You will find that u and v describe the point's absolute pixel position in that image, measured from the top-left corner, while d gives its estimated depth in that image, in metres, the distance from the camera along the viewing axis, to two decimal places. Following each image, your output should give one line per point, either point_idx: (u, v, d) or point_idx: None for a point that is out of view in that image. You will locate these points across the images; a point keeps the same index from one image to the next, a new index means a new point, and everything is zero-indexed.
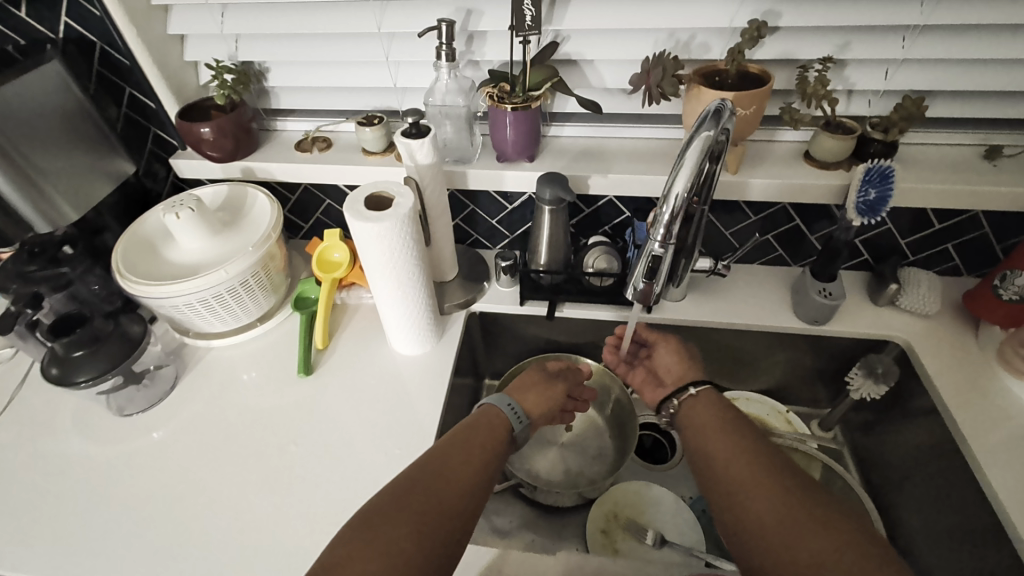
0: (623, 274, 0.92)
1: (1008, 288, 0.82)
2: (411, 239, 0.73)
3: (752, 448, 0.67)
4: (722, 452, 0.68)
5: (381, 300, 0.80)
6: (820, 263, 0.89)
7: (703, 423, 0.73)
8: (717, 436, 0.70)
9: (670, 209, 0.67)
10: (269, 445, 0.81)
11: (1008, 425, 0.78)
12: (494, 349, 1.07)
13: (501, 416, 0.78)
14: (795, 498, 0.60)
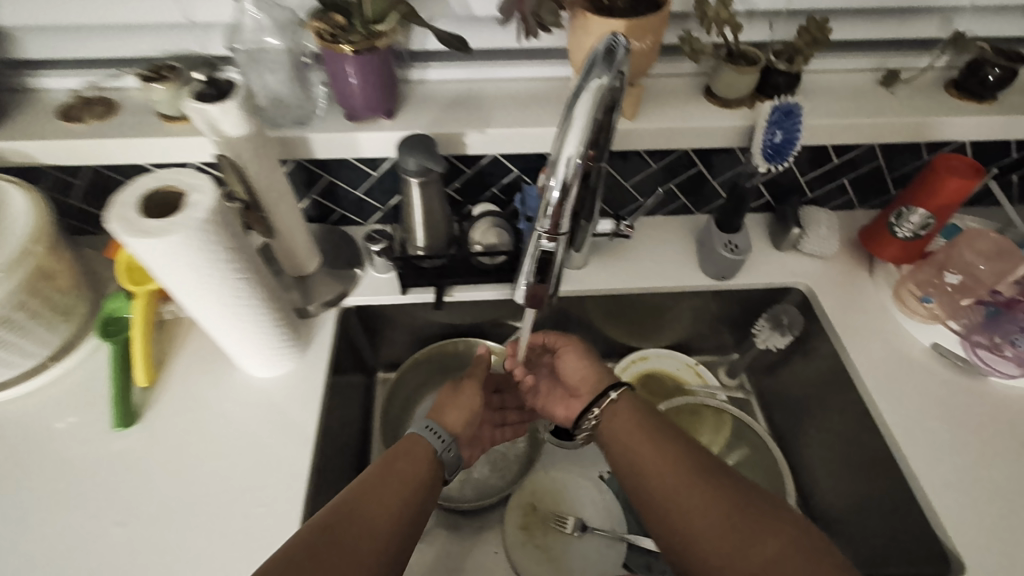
0: (517, 250, 0.78)
1: (904, 226, 0.80)
2: (222, 245, 0.53)
3: (693, 460, 0.62)
4: (659, 468, 0.62)
5: (207, 321, 0.61)
6: (725, 212, 0.82)
7: (630, 434, 0.66)
8: (649, 450, 0.64)
9: (562, 178, 0.48)
10: (80, 531, 0.61)
11: (902, 364, 0.77)
12: (380, 342, 0.92)
13: (422, 444, 0.65)
14: (750, 510, 0.57)
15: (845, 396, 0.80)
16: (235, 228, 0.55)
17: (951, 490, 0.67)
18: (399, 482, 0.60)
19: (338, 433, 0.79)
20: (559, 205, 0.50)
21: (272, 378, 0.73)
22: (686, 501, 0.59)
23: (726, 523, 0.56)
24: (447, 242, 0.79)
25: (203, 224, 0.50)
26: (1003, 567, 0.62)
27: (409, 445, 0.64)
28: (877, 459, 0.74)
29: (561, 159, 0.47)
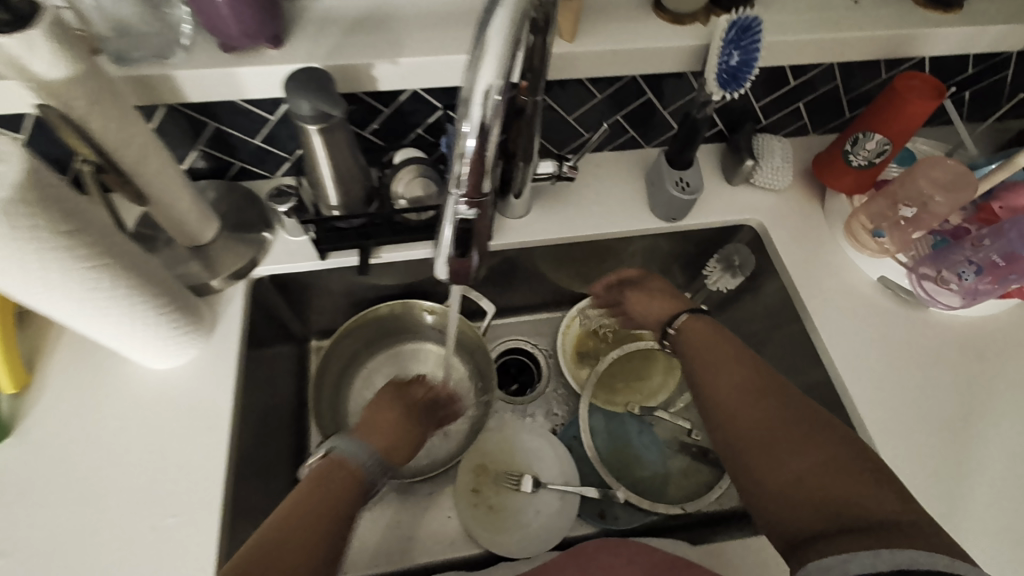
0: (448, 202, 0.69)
1: (858, 154, 0.76)
2: (42, 223, 0.42)
3: (763, 380, 0.63)
4: (730, 380, 0.64)
5: (68, 316, 0.50)
6: (678, 148, 0.75)
7: (710, 349, 0.68)
8: (725, 363, 0.65)
9: (477, 120, 0.36)
10: None
11: (850, 299, 0.76)
12: (306, 310, 0.82)
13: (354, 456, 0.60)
14: (808, 425, 0.58)
15: (793, 334, 0.78)
16: (62, 201, 0.43)
17: (889, 422, 0.68)
18: (331, 497, 0.55)
19: (264, 416, 0.72)
20: (479, 156, 0.38)
21: (177, 370, 0.63)
22: (751, 411, 0.61)
23: (781, 433, 0.58)
24: (366, 197, 0.69)
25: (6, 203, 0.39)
26: (930, 490, 0.65)
27: (331, 462, 0.59)
28: (819, 394, 0.75)
29: (474, 91, 0.35)
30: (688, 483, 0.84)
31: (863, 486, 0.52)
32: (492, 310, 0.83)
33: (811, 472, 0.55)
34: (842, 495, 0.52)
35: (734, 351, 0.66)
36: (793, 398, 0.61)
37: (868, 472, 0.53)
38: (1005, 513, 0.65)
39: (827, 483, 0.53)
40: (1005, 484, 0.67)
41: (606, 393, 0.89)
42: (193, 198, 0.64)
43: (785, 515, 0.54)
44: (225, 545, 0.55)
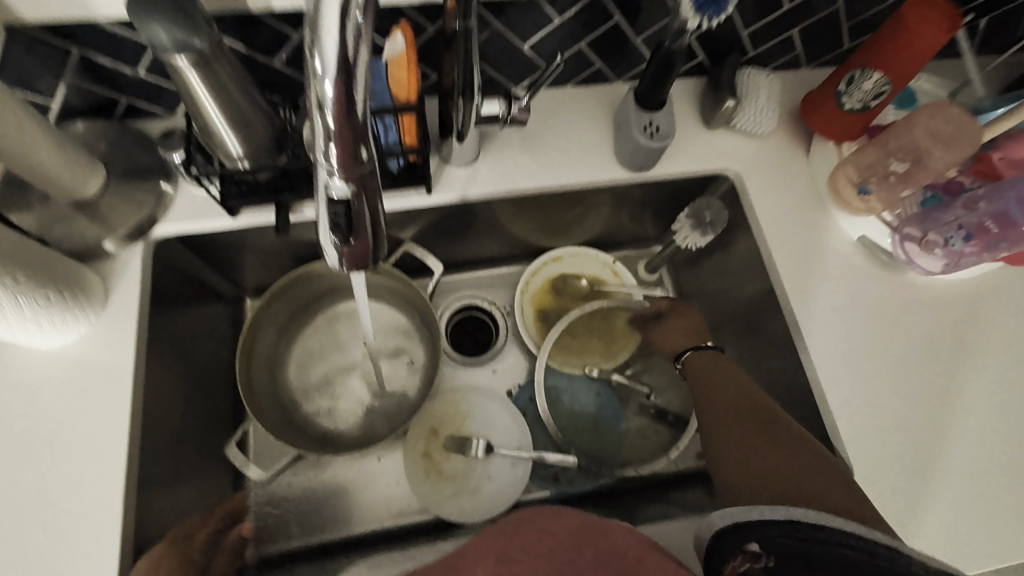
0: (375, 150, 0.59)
1: (853, 96, 0.65)
2: None
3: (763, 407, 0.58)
4: (715, 391, 0.62)
5: None
6: (647, 87, 0.64)
7: (712, 367, 0.66)
8: (718, 378, 0.64)
9: (336, 54, 0.27)
10: None
11: (827, 261, 0.70)
12: (229, 271, 0.74)
13: None
14: (772, 422, 0.56)
15: (762, 298, 0.73)
16: None
17: (851, 395, 0.64)
18: None
19: (186, 389, 0.66)
20: (345, 100, 0.29)
21: (67, 349, 0.56)
22: (723, 414, 0.59)
23: (744, 431, 0.56)
24: (278, 146, 0.59)
25: None
26: (890, 468, 0.62)
27: None
28: (782, 362, 0.70)
29: (325, 7, 0.26)
30: (645, 445, 0.81)
31: (821, 476, 0.49)
32: (441, 269, 0.75)
33: (770, 466, 0.51)
34: (798, 484, 0.49)
35: (728, 369, 0.65)
36: (763, 401, 0.58)
37: (825, 464, 0.51)
38: (964, 488, 0.62)
39: (786, 477, 0.50)
40: (968, 460, 0.63)
41: (563, 354, 0.84)
42: (57, 145, 0.53)
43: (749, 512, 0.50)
44: (131, 533, 0.52)
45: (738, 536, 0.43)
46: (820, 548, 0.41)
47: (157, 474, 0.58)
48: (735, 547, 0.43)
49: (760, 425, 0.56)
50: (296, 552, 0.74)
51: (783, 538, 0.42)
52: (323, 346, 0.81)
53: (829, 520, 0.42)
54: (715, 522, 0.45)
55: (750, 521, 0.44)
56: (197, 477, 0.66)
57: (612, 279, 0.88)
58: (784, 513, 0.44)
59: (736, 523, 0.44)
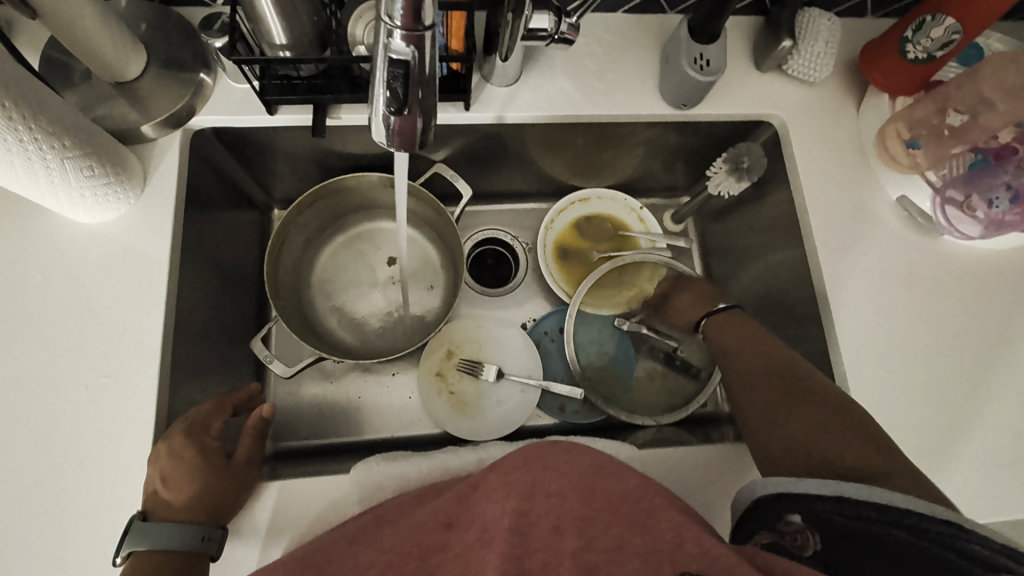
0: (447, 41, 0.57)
1: (917, 44, 0.62)
2: None
3: (790, 369, 0.58)
4: (745, 367, 0.62)
5: None
6: (703, 16, 0.61)
7: (735, 334, 0.66)
8: (749, 354, 0.63)
9: None
10: None
11: (861, 219, 0.69)
12: (262, 176, 0.74)
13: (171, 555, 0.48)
14: (801, 391, 0.56)
15: (790, 252, 0.72)
16: None
17: (865, 352, 0.65)
18: None
19: (217, 283, 0.68)
20: None
21: (107, 226, 0.58)
22: (750, 386, 0.60)
23: (770, 402, 0.57)
24: (319, 41, 0.57)
25: None
26: (898, 426, 0.62)
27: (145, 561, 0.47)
28: (800, 316, 0.71)
29: None
30: (653, 388, 0.82)
31: (850, 445, 0.50)
32: (468, 193, 0.74)
33: (797, 436, 0.53)
34: (825, 454, 0.50)
35: (756, 341, 0.63)
36: (799, 369, 0.58)
37: (855, 432, 0.51)
38: (973, 454, 0.62)
39: (814, 448, 0.51)
40: (980, 429, 0.63)
41: (593, 303, 0.84)
42: (103, 16, 0.52)
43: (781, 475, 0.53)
44: (164, 403, 0.55)
45: (776, 506, 0.45)
46: (863, 519, 0.42)
47: (189, 357, 0.61)
48: (775, 516, 0.46)
49: (790, 394, 0.56)
50: (312, 449, 0.77)
51: (825, 512, 0.44)
52: (347, 262, 0.82)
53: (882, 496, 0.43)
54: (758, 490, 0.47)
55: (794, 493, 0.45)
56: (223, 369, 0.69)
57: (637, 225, 0.87)
58: (833, 487, 0.44)
59: (780, 494, 0.46)
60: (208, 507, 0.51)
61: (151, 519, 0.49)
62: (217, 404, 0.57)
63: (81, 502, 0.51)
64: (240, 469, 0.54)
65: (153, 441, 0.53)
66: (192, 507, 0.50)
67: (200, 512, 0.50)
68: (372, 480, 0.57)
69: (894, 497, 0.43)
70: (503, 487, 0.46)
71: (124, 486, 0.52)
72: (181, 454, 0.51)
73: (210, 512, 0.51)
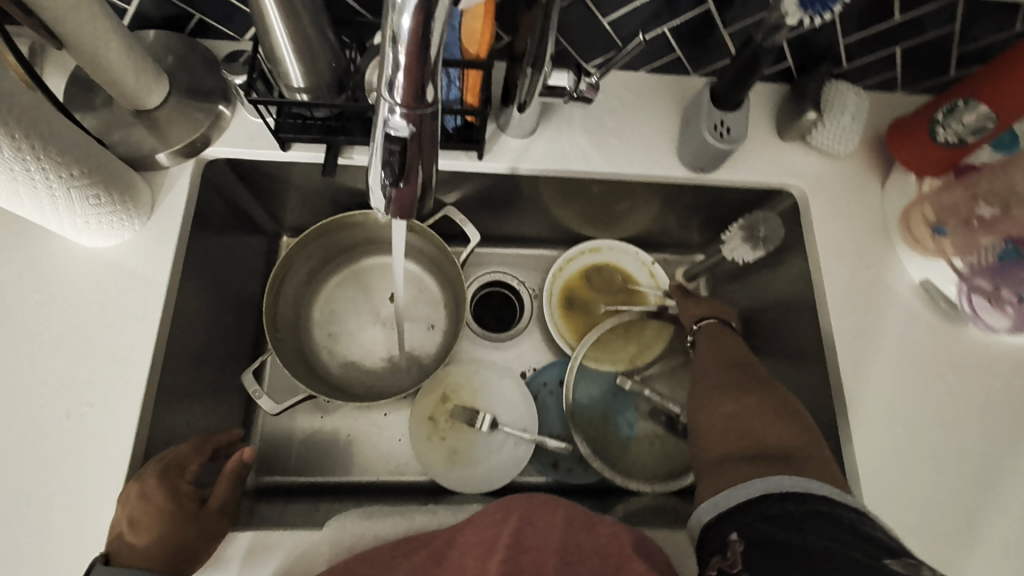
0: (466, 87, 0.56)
1: (948, 127, 0.60)
2: None
3: (752, 373, 0.58)
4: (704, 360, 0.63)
5: None
6: (727, 84, 0.60)
7: (718, 342, 0.65)
8: (710, 349, 0.64)
9: None
10: None
11: (881, 299, 0.65)
12: (272, 205, 0.74)
13: None
14: (749, 382, 0.57)
15: (804, 325, 0.69)
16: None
17: (879, 442, 0.60)
18: None
19: (214, 311, 0.67)
20: (421, 34, 0.27)
21: (110, 251, 0.58)
22: (703, 371, 0.61)
23: (718, 387, 0.57)
24: (337, 84, 0.57)
25: None
26: (913, 528, 0.58)
27: None
28: (811, 395, 0.67)
29: None
30: (653, 452, 0.78)
31: (782, 427, 0.50)
32: (477, 238, 0.73)
33: (734, 414, 0.53)
34: (756, 431, 0.51)
35: (718, 340, 0.65)
36: (761, 375, 0.58)
37: (788, 419, 0.52)
38: (996, 567, 0.57)
39: (747, 425, 0.51)
40: (1004, 539, 0.58)
41: (597, 359, 0.81)
42: (127, 48, 0.53)
43: (709, 450, 0.53)
44: (143, 436, 0.54)
45: (717, 527, 0.44)
46: (789, 515, 0.41)
47: (177, 388, 0.60)
48: (718, 539, 0.43)
49: (745, 389, 0.55)
50: (297, 487, 0.75)
51: (754, 522, 0.42)
52: (349, 296, 0.82)
53: (800, 486, 0.43)
54: (705, 515, 0.46)
55: (729, 509, 0.44)
56: (211, 399, 0.67)
57: (648, 279, 0.85)
58: (760, 488, 0.44)
59: (720, 513, 0.44)
60: (171, 556, 0.48)
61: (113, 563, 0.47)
62: (196, 446, 0.56)
63: (45, 537, 0.49)
64: (213, 516, 0.52)
65: (126, 478, 0.52)
66: (153, 555, 0.48)
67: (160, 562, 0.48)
68: (346, 536, 0.55)
69: (811, 484, 0.43)
70: (483, 545, 0.46)
71: (92, 522, 0.50)
72: (152, 497, 0.49)
73: (171, 562, 0.48)
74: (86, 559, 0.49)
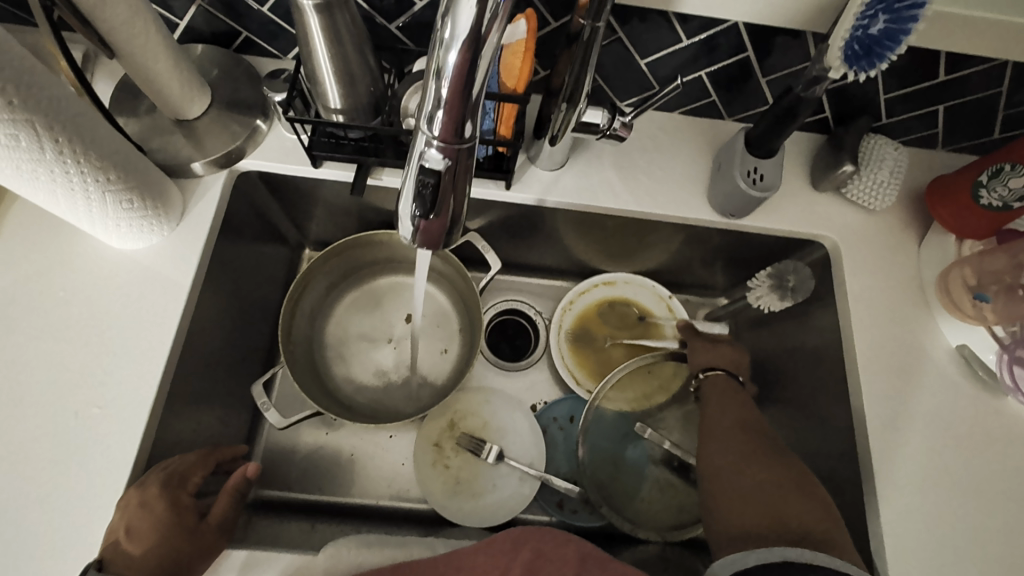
0: (501, 119, 0.57)
1: (992, 191, 0.59)
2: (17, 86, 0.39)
3: (765, 440, 0.56)
4: (713, 410, 0.61)
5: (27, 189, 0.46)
6: (763, 132, 0.59)
7: (724, 393, 0.63)
8: (720, 397, 0.63)
9: (470, 25, 0.26)
10: None
11: (914, 361, 0.63)
12: (299, 218, 0.75)
13: None
14: (773, 451, 0.55)
15: (830, 382, 0.66)
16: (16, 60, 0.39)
17: (907, 513, 0.57)
18: None
19: (232, 320, 0.67)
20: (466, 69, 0.27)
21: (138, 253, 0.59)
22: (715, 425, 0.60)
23: (731, 445, 0.56)
24: (373, 107, 0.58)
25: None
26: None
27: None
28: (836, 456, 0.64)
29: None
30: (664, 500, 0.74)
31: (802, 506, 0.49)
32: (497, 266, 0.73)
33: (753, 488, 0.52)
34: (779, 510, 0.49)
35: (728, 390, 0.64)
36: (772, 440, 0.57)
37: (812, 497, 0.50)
38: None
39: (769, 500, 0.50)
40: None
41: (614, 399, 0.78)
42: (174, 61, 0.55)
43: (724, 517, 0.52)
44: (149, 442, 0.53)
45: None
46: None
47: (187, 396, 0.60)
48: None
49: (758, 458, 0.54)
50: (295, 505, 0.74)
51: None
52: (364, 314, 0.81)
53: (820, 560, 0.43)
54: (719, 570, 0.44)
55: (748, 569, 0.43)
56: (220, 408, 0.67)
57: (665, 314, 0.82)
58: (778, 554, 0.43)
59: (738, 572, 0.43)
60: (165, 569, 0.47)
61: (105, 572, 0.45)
62: (201, 457, 0.55)
63: (40, 539, 0.48)
64: (210, 531, 0.51)
65: (128, 484, 0.51)
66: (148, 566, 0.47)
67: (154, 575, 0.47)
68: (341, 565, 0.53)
69: (834, 562, 0.42)
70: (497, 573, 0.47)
71: (89, 528, 0.49)
72: (152, 507, 0.48)
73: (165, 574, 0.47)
74: (79, 566, 0.48)
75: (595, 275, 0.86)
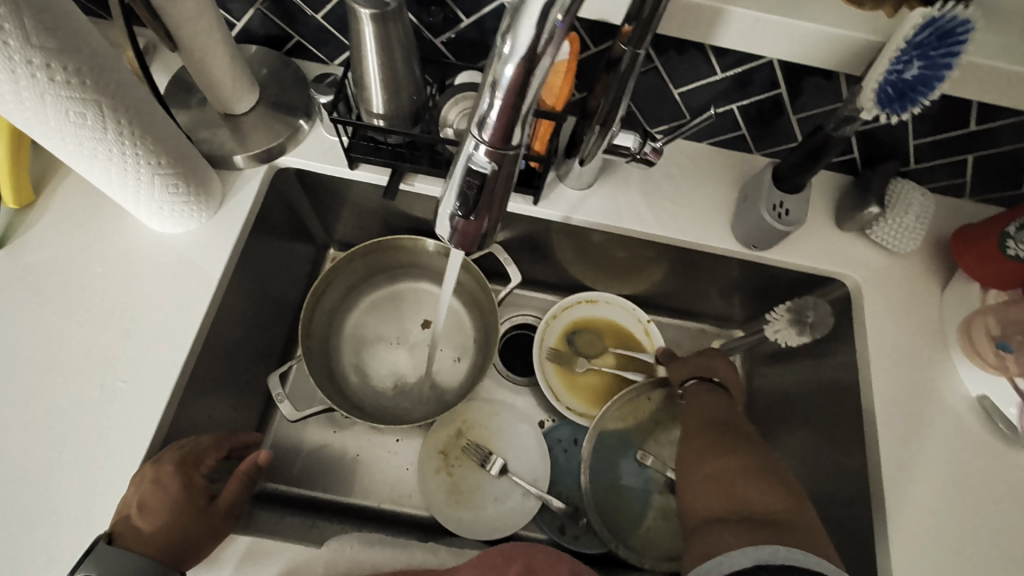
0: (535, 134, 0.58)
1: (1019, 243, 0.58)
2: (85, 72, 0.42)
3: (742, 436, 0.55)
4: (693, 417, 0.60)
5: (74, 160, 0.48)
6: (790, 166, 0.60)
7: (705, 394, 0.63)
8: (699, 402, 0.62)
9: (528, 44, 0.27)
10: None
11: (932, 408, 0.62)
12: (329, 217, 0.77)
13: None
14: (739, 438, 0.54)
15: (845, 422, 0.65)
16: (88, 47, 0.42)
17: (920, 565, 0.55)
18: None
19: (255, 309, 0.69)
20: (521, 84, 0.29)
21: (175, 236, 0.61)
22: (693, 423, 0.59)
23: (704, 440, 0.55)
24: (412, 116, 0.60)
25: (47, 58, 0.39)
26: None
27: None
28: (848, 498, 0.62)
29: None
30: (668, 529, 0.73)
31: (769, 489, 0.48)
32: (517, 279, 0.73)
33: (719, 473, 0.51)
34: (745, 494, 0.48)
35: (709, 394, 0.63)
36: (747, 433, 0.56)
37: (777, 479, 0.50)
38: None
39: (733, 486, 0.49)
40: None
41: (609, 419, 0.77)
42: (230, 58, 0.58)
43: (692, 511, 0.51)
44: (166, 421, 0.54)
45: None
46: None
47: (206, 379, 0.61)
48: None
49: (722, 447, 0.53)
50: (296, 500, 0.74)
51: None
52: (381, 316, 0.82)
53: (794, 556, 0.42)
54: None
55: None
56: (235, 396, 0.68)
57: (643, 333, 0.82)
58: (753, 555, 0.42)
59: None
60: (175, 547, 0.48)
61: (115, 545, 0.46)
62: (215, 440, 0.56)
63: (53, 504, 0.49)
64: (218, 514, 0.52)
65: (144, 459, 0.52)
66: (159, 541, 0.47)
67: (163, 552, 0.47)
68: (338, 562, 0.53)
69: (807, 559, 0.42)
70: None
71: (100, 498, 0.50)
72: (167, 484, 0.49)
73: (174, 552, 0.48)
74: (88, 535, 0.49)
75: (578, 292, 0.85)
